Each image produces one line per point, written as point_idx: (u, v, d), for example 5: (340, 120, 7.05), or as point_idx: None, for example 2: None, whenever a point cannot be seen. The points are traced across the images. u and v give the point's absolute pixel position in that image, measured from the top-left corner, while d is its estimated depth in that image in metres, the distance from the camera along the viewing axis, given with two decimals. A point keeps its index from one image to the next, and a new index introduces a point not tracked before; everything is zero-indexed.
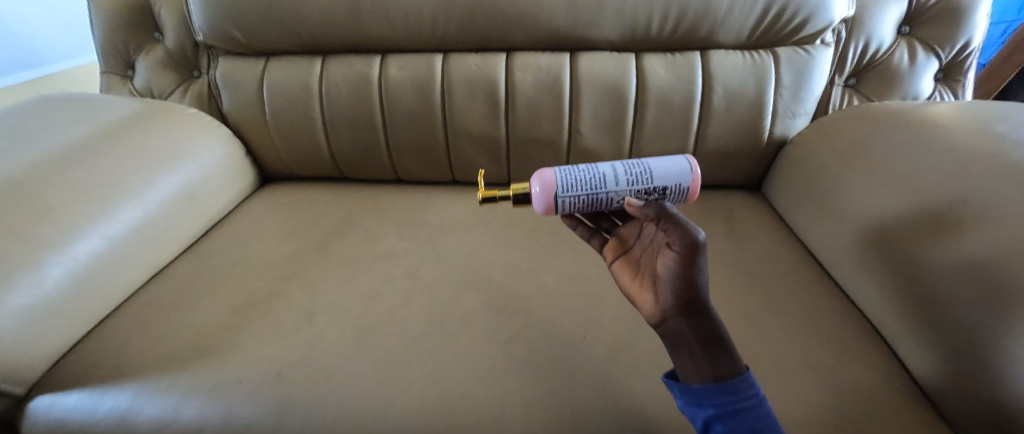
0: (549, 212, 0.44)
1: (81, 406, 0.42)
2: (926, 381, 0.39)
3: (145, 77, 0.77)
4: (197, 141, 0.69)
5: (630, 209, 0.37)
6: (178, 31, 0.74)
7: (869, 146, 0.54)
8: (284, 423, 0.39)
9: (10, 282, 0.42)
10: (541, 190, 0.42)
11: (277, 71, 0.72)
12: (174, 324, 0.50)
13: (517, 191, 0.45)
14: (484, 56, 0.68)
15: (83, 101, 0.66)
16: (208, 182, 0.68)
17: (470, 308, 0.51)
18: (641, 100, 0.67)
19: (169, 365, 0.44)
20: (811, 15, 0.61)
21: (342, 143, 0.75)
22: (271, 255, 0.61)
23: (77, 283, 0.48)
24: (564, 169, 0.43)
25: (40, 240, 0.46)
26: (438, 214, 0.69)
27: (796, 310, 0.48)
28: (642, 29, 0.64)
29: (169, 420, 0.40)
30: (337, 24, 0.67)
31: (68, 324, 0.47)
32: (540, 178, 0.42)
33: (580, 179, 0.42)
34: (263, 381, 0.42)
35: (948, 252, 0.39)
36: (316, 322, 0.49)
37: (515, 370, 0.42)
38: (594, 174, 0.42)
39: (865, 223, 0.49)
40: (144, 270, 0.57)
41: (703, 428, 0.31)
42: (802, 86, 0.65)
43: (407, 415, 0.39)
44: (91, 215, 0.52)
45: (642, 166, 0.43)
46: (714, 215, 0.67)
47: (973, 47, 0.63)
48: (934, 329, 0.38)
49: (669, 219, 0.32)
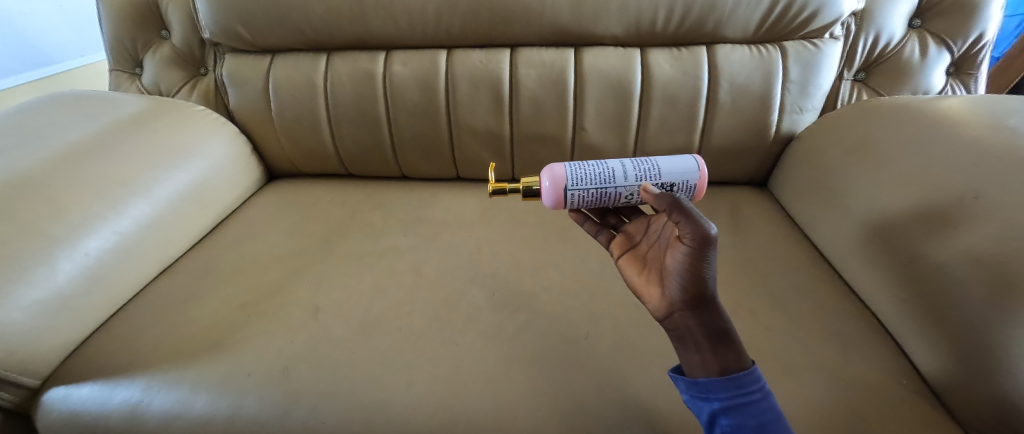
0: (558, 206, 0.44)
1: (93, 398, 0.43)
2: (935, 378, 0.38)
3: (153, 75, 0.78)
4: (204, 138, 0.69)
5: (645, 197, 0.38)
6: (186, 29, 0.75)
7: (878, 141, 0.54)
8: (290, 416, 0.40)
9: (24, 276, 0.43)
10: (550, 184, 0.42)
11: (283, 68, 0.72)
12: (182, 318, 0.50)
13: (525, 184, 0.45)
14: (488, 52, 0.68)
15: (92, 99, 0.66)
16: (215, 179, 0.69)
17: (474, 303, 0.51)
18: (646, 96, 0.66)
19: (178, 359, 0.45)
20: (821, 7, 0.60)
21: (347, 140, 0.75)
22: (278, 251, 0.62)
23: (89, 278, 0.49)
24: (574, 163, 0.43)
25: (54, 235, 0.47)
26: (443, 211, 0.69)
27: (802, 307, 0.48)
28: (647, 24, 0.64)
29: (178, 412, 0.41)
30: (342, 21, 0.67)
31: (81, 318, 0.48)
32: (550, 172, 0.42)
33: (589, 173, 0.42)
34: (271, 375, 0.43)
35: (958, 249, 0.38)
36: (322, 317, 0.49)
37: (518, 365, 0.42)
38: (603, 168, 0.42)
39: (873, 220, 0.49)
40: (153, 265, 0.58)
41: (707, 422, 0.31)
42: (810, 80, 0.64)
43: (412, 410, 0.39)
44: (102, 210, 0.53)
45: (649, 163, 0.43)
46: (720, 211, 0.66)
47: (986, 40, 0.62)
48: (943, 327, 0.38)
49: (680, 211, 0.32)
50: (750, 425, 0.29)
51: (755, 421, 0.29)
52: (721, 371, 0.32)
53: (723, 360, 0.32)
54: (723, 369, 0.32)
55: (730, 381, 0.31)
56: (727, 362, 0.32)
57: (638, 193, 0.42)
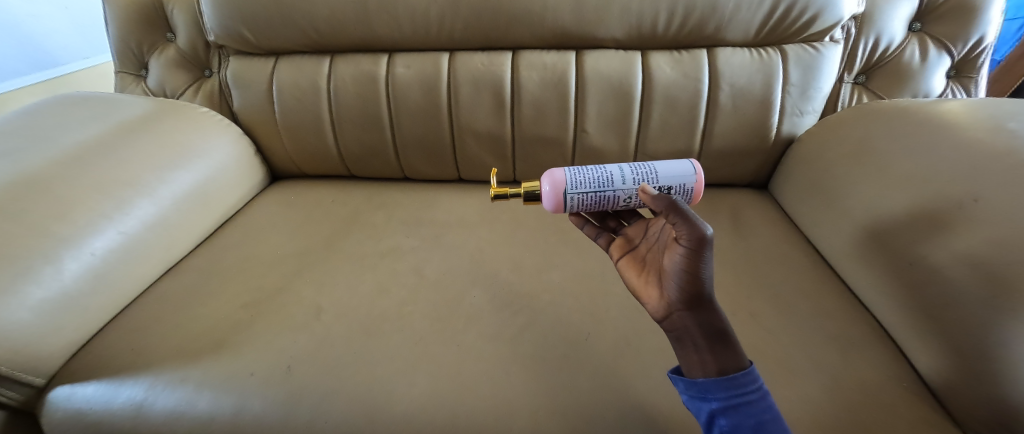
0: (557, 210, 0.44)
1: (98, 396, 0.43)
2: (934, 380, 0.38)
3: (158, 77, 0.79)
4: (207, 139, 0.70)
5: (643, 197, 0.37)
6: (190, 32, 0.75)
7: (879, 144, 0.54)
8: (293, 415, 0.40)
9: (32, 275, 0.44)
10: (551, 188, 0.42)
11: (286, 71, 0.73)
12: (187, 318, 0.51)
13: (525, 190, 0.46)
14: (490, 54, 0.69)
15: (98, 101, 0.67)
16: (218, 180, 0.69)
17: (475, 304, 0.51)
18: (647, 99, 0.67)
19: (182, 358, 0.45)
20: (821, 11, 0.61)
21: (349, 141, 0.75)
22: (281, 251, 0.62)
23: (96, 277, 0.50)
24: (573, 168, 0.44)
25: (61, 236, 0.48)
26: (444, 212, 0.70)
27: (802, 309, 0.48)
28: (649, 27, 0.64)
29: (182, 411, 0.41)
30: (345, 24, 0.68)
31: (86, 317, 0.48)
32: (551, 179, 0.42)
33: (588, 177, 0.42)
34: (273, 375, 0.43)
35: (955, 253, 0.39)
36: (325, 318, 0.50)
37: (520, 366, 0.43)
38: (601, 173, 0.42)
39: (873, 223, 0.49)
40: (157, 266, 0.58)
41: (706, 422, 0.32)
42: (810, 84, 0.65)
43: (414, 409, 0.40)
44: (106, 210, 0.53)
45: (646, 166, 0.43)
46: (720, 214, 0.67)
47: (986, 44, 0.62)
48: (942, 329, 0.38)
49: (676, 213, 0.32)
50: (748, 424, 0.29)
51: (753, 421, 0.30)
52: (719, 371, 0.32)
53: (721, 360, 0.32)
54: (721, 369, 0.32)
55: (728, 381, 0.31)
56: (725, 362, 0.32)
57: (636, 197, 0.43)
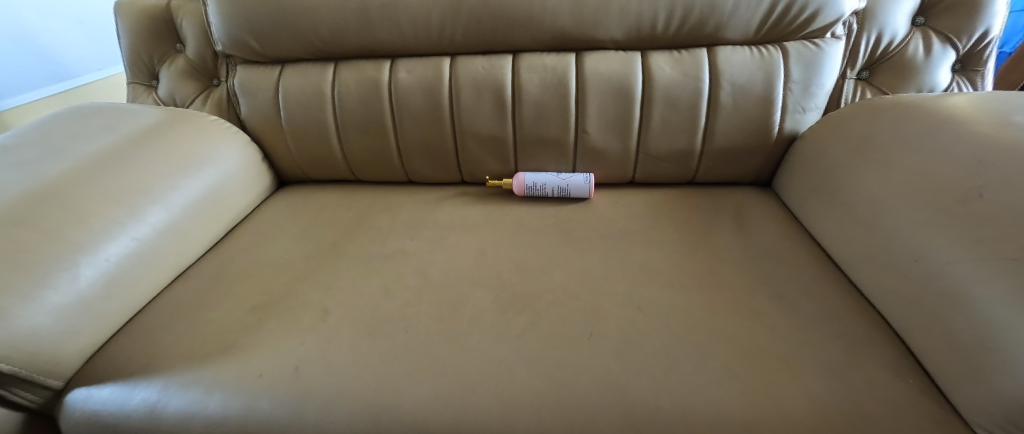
0: (518, 184, 0.72)
1: (113, 398, 0.44)
2: (941, 376, 0.38)
3: (169, 86, 0.80)
4: (216, 147, 0.71)
5: None
6: (199, 42, 0.77)
7: (882, 140, 0.53)
8: (300, 415, 0.41)
9: (49, 281, 0.45)
10: (516, 179, 0.73)
11: (291, 78, 0.75)
12: (197, 321, 0.52)
13: (504, 187, 0.74)
14: (491, 58, 0.70)
15: (113, 111, 0.69)
16: (227, 186, 0.71)
17: (478, 304, 0.52)
18: (648, 99, 0.67)
19: (193, 360, 0.46)
20: (821, 7, 0.61)
21: (353, 146, 0.77)
22: (288, 255, 0.63)
23: (110, 282, 0.51)
24: (529, 182, 0.71)
25: (77, 243, 0.49)
26: (447, 214, 0.71)
27: (808, 308, 0.48)
28: (648, 28, 0.65)
29: (192, 413, 0.42)
30: (348, 32, 0.69)
31: (101, 321, 0.49)
32: (517, 174, 0.72)
33: (535, 177, 0.71)
34: (282, 376, 0.44)
35: (960, 251, 0.38)
36: (331, 319, 0.51)
37: (523, 365, 0.43)
38: (542, 179, 0.71)
39: (877, 221, 0.49)
40: (168, 271, 0.59)
41: None
42: (812, 81, 0.64)
43: (420, 408, 0.40)
44: (120, 218, 0.55)
45: (567, 183, 0.70)
46: (723, 212, 0.67)
47: (991, 37, 0.62)
48: (946, 327, 0.38)
49: None
50: None
51: None
52: None
53: None
54: None
55: None
56: None
57: (562, 179, 0.70)
